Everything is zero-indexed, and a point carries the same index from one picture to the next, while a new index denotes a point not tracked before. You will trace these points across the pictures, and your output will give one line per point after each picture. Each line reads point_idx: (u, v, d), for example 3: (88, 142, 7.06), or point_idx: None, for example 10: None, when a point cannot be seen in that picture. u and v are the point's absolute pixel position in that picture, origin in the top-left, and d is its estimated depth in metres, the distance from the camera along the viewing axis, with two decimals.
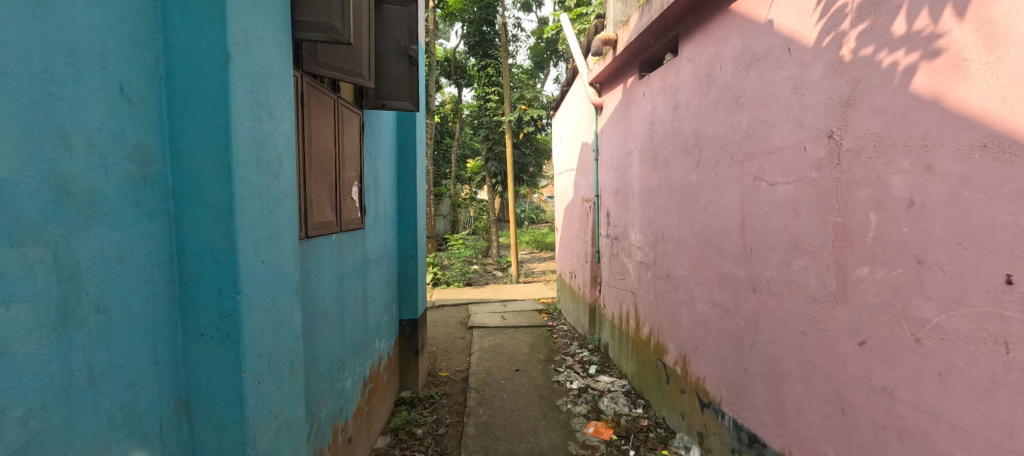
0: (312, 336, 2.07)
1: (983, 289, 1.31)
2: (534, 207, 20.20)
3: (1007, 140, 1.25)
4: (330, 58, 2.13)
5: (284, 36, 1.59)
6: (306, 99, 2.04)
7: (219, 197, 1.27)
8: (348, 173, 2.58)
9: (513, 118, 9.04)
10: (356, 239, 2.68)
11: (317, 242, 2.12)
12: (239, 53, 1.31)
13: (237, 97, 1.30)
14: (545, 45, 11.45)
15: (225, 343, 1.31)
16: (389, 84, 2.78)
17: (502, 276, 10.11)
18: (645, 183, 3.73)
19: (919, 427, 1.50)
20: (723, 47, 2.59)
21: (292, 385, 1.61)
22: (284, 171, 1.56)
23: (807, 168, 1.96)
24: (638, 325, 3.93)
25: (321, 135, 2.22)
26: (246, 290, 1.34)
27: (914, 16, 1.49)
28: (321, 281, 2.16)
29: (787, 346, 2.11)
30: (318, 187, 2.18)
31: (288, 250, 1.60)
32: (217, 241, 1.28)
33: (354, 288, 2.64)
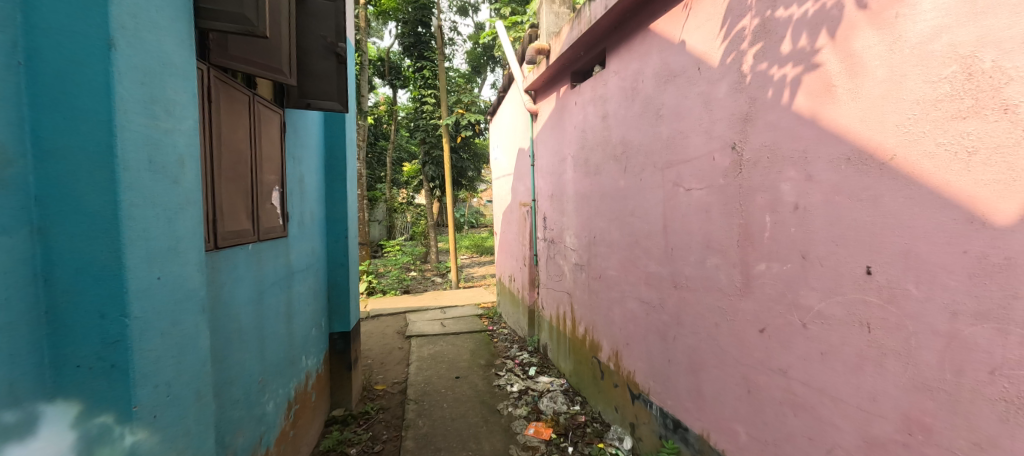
0: (224, 357, 1.91)
1: (852, 279, 1.54)
2: (473, 212, 20.18)
3: (863, 153, 1.48)
4: (244, 52, 2.01)
5: (186, 24, 1.47)
6: (215, 96, 1.90)
7: (99, 205, 1.16)
8: (266, 177, 2.43)
9: (451, 121, 8.97)
10: (277, 248, 2.53)
11: (230, 253, 1.98)
12: (127, 40, 1.20)
13: (125, 91, 1.19)
14: (482, 50, 11.55)
15: (110, 374, 1.19)
16: (314, 83, 2.66)
17: (441, 282, 9.97)
18: (578, 188, 3.90)
19: (809, 401, 1.73)
20: (645, 63, 2.80)
21: (199, 416, 1.47)
22: (186, 176, 1.44)
23: (717, 175, 2.18)
24: (575, 325, 4.08)
25: (234, 136, 2.08)
26: (136, 311, 1.22)
27: (796, 42, 1.73)
28: (235, 296, 2.01)
29: (704, 336, 2.32)
30: (230, 193, 2.04)
31: (192, 263, 1.47)
32: (98, 257, 1.16)
33: (275, 302, 2.48)
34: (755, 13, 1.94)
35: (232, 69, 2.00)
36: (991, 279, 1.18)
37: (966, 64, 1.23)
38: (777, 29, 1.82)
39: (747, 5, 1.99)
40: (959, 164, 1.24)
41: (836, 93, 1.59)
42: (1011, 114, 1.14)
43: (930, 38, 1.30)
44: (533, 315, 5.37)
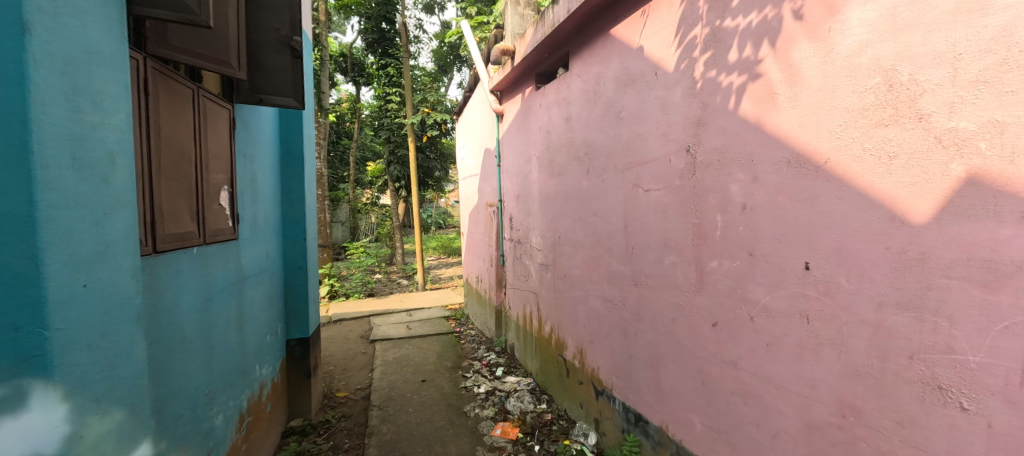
0: (163, 368, 1.80)
1: (792, 274, 1.64)
2: (440, 213, 19.96)
3: (801, 156, 1.59)
4: (186, 42, 1.91)
5: (115, 10, 1.37)
6: (152, 88, 1.79)
7: (12, 206, 1.05)
8: (213, 176, 2.31)
9: (417, 120, 8.82)
10: (226, 251, 2.41)
11: (171, 257, 1.87)
12: (44, 26, 1.11)
13: (42, 81, 1.10)
14: (448, 49, 11.47)
15: (27, 393, 1.06)
16: (265, 78, 2.56)
17: (408, 284, 9.80)
18: (543, 189, 3.95)
19: (756, 390, 1.83)
20: (606, 67, 2.87)
21: (134, 434, 1.36)
22: (118, 175, 1.34)
23: (673, 176, 2.27)
24: (541, 324, 4.12)
25: (173, 132, 1.96)
26: (57, 322, 1.12)
27: (742, 52, 1.83)
28: (177, 303, 1.91)
29: (662, 331, 2.41)
30: (169, 192, 1.92)
31: (125, 269, 1.35)
32: (11, 263, 1.05)
33: (224, 308, 2.36)
34: (706, 22, 2.04)
35: (173, 59, 1.90)
36: (910, 271, 1.28)
37: (888, 76, 1.33)
38: (725, 38, 1.92)
39: (699, 14, 2.08)
40: (882, 167, 1.34)
41: (778, 99, 1.69)
42: (925, 122, 1.24)
43: (859, 51, 1.40)
44: (499, 315, 5.38)
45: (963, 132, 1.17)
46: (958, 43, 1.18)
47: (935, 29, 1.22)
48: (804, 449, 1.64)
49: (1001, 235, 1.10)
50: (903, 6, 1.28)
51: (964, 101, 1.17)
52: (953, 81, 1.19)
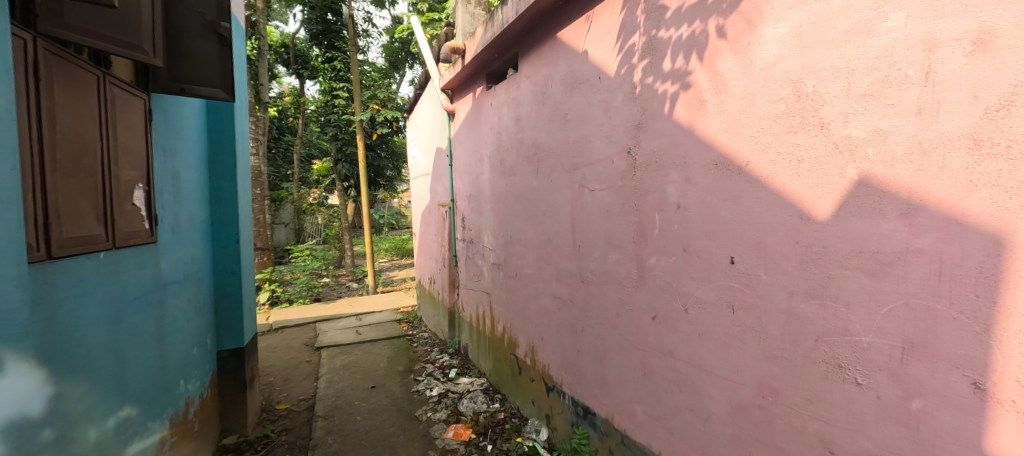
0: (67, 387, 1.63)
1: (720, 268, 1.78)
2: (393, 214, 19.47)
3: (725, 159, 1.73)
4: (90, 23, 1.74)
5: None
6: (45, 74, 1.61)
7: None
8: (125, 174, 2.12)
9: (367, 117, 8.34)
10: (141, 256, 2.22)
11: (70, 264, 1.70)
12: None
13: None
14: (400, 45, 11.19)
15: None
16: (188, 65, 2.38)
17: (358, 287, 9.46)
18: (495, 189, 3.97)
19: (691, 378, 1.96)
20: (553, 69, 2.94)
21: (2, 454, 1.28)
22: None
23: (616, 177, 2.37)
24: (493, 323, 4.14)
25: (73, 124, 1.78)
26: None
27: (676, 60, 1.95)
28: (81, 316, 1.74)
29: (608, 326, 2.51)
30: (68, 191, 1.74)
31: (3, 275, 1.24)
32: None
33: (139, 319, 2.17)
34: (643, 31, 2.15)
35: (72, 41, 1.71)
36: (816, 263, 1.42)
37: (797, 87, 1.47)
38: (660, 47, 2.04)
39: (637, 23, 2.19)
40: (792, 169, 1.48)
41: (706, 105, 1.82)
42: (826, 130, 1.38)
43: (773, 64, 1.54)
44: (453, 316, 5.34)
45: (855, 139, 1.31)
46: (851, 60, 1.31)
47: (833, 47, 1.36)
48: (732, 429, 1.77)
49: (885, 230, 1.25)
50: (809, 25, 1.42)
51: (856, 112, 1.30)
52: (847, 94, 1.32)
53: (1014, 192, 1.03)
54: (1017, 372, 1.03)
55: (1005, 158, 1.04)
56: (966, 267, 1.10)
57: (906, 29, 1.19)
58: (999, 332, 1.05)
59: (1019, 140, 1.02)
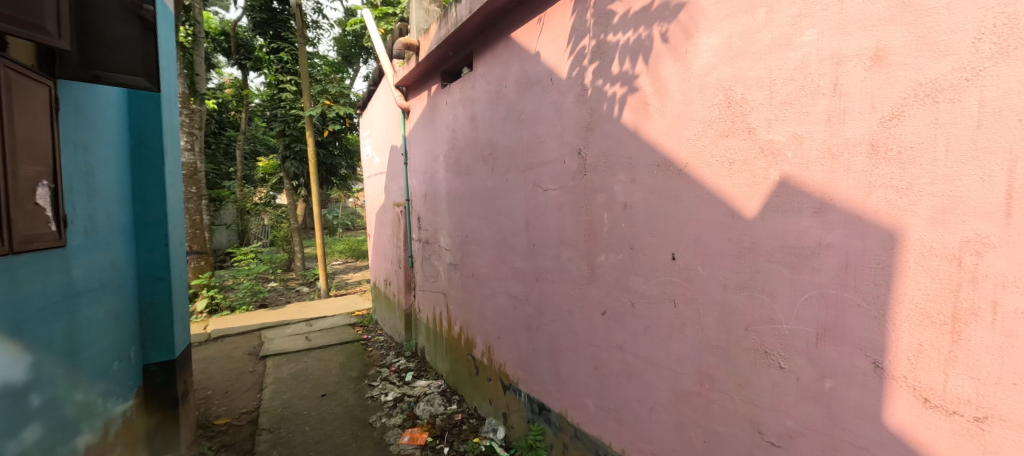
0: None
1: (663, 264, 1.87)
2: (347, 214, 18.78)
3: (667, 161, 1.82)
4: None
5: None
6: None
7: None
8: (24, 169, 1.89)
9: (319, 113, 7.92)
10: (44, 263, 2.01)
11: None
12: None
13: None
14: (352, 38, 10.82)
15: None
16: (104, 51, 2.18)
17: (309, 291, 9.05)
18: (450, 188, 3.94)
19: (638, 369, 2.04)
20: (507, 69, 2.96)
21: None
22: None
23: (568, 176, 2.42)
24: (450, 324, 4.11)
25: None
26: None
27: (623, 64, 2.03)
28: None
29: (561, 323, 2.57)
30: None
31: None
32: None
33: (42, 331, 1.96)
34: (593, 35, 2.21)
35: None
36: (746, 257, 1.53)
37: (727, 95, 1.58)
38: (608, 51, 2.11)
39: (587, 27, 2.25)
40: (725, 170, 1.59)
41: (650, 109, 1.90)
42: (753, 135, 1.49)
43: (707, 71, 1.65)
44: (409, 319, 5.23)
45: (777, 143, 1.42)
46: (773, 71, 1.43)
47: (759, 58, 1.47)
48: (675, 417, 1.87)
49: (802, 226, 1.36)
50: (737, 37, 1.53)
51: (778, 118, 1.42)
52: (770, 102, 1.44)
53: (905, 193, 1.15)
54: (908, 350, 1.16)
55: (897, 162, 1.16)
56: (867, 259, 1.22)
57: (818, 44, 1.31)
58: (894, 316, 1.18)
59: (908, 147, 1.14)
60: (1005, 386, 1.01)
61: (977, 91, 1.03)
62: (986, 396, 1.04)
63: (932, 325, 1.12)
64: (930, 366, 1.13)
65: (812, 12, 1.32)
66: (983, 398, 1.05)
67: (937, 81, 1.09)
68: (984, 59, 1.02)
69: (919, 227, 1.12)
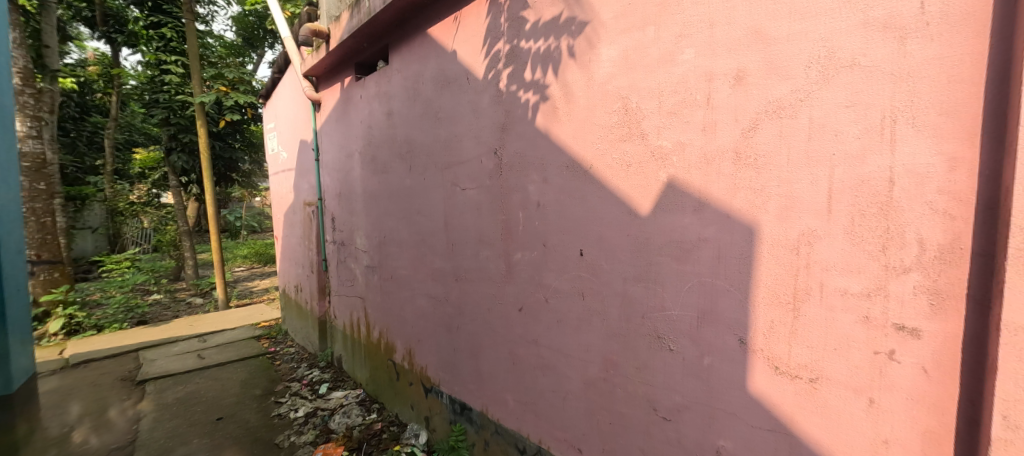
0: None
1: (572, 260, 1.98)
2: (252, 213, 17.07)
3: (575, 163, 1.93)
4: None
5: None
6: None
7: None
8: None
9: (212, 99, 7.07)
10: None
11: None
12: None
13: None
14: (255, 19, 9.83)
15: None
16: None
17: (204, 303, 8.09)
18: (366, 186, 3.77)
19: (552, 362, 2.14)
20: (424, 65, 2.91)
21: None
22: None
23: (485, 176, 2.45)
24: (369, 330, 3.94)
25: None
26: None
27: (535, 72, 2.11)
28: None
29: (480, 321, 2.60)
30: None
31: None
32: None
33: None
34: (507, 39, 2.26)
35: None
36: (643, 252, 1.67)
37: (624, 103, 1.72)
38: (521, 56, 2.18)
39: (501, 30, 2.30)
40: (623, 172, 1.73)
41: (559, 113, 2.00)
42: (646, 140, 1.64)
43: (608, 80, 1.78)
44: (323, 327, 4.91)
45: (665, 148, 1.58)
46: (661, 83, 1.58)
47: (650, 71, 1.62)
48: (585, 403, 1.99)
49: (685, 223, 1.53)
50: (632, 51, 1.67)
51: (665, 126, 1.58)
52: (660, 111, 1.59)
53: (759, 194, 1.35)
54: (764, 326, 1.36)
55: (753, 168, 1.36)
56: (735, 251, 1.41)
57: (695, 61, 1.48)
58: (754, 298, 1.38)
59: (762, 155, 1.33)
60: (830, 350, 1.24)
61: (808, 110, 1.24)
62: (817, 360, 1.26)
63: (780, 305, 1.32)
64: (779, 338, 1.33)
65: (690, 34, 1.49)
66: (816, 362, 1.27)
67: (781, 100, 1.29)
68: (812, 84, 1.23)
69: (770, 223, 1.33)
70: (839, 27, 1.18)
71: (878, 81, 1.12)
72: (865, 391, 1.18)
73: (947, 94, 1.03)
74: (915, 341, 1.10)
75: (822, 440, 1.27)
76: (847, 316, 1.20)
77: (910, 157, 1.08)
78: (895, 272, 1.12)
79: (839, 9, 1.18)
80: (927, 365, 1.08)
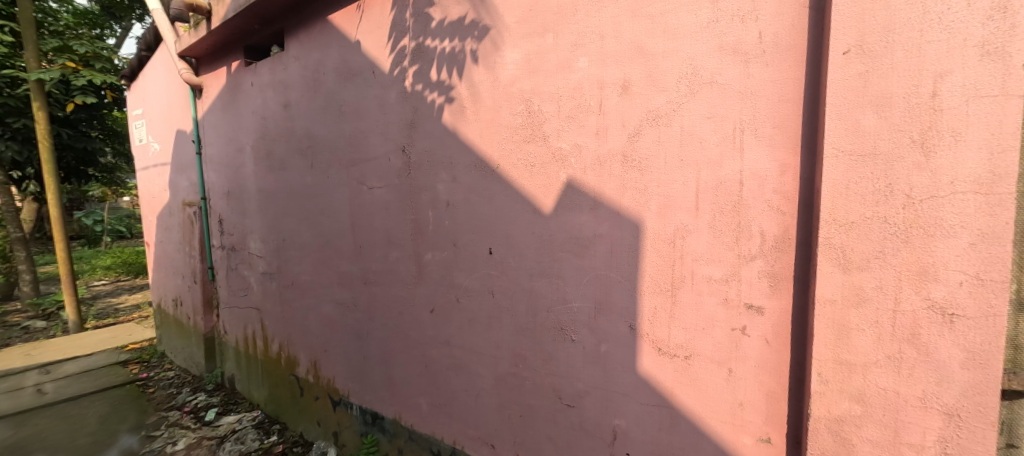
0: None
1: (481, 259, 2.00)
2: (116, 215, 14.55)
3: (482, 162, 1.95)
4: None
5: None
6: None
7: None
8: None
9: (57, 77, 5.89)
10: None
11: None
12: None
13: None
14: None
15: None
16: None
17: (49, 327, 6.71)
18: (260, 183, 3.43)
19: (464, 361, 2.15)
20: (325, 55, 2.73)
21: None
22: None
23: (393, 174, 2.38)
24: (267, 344, 3.59)
25: None
26: None
27: (441, 71, 2.09)
28: None
29: (391, 326, 2.51)
30: None
31: None
32: None
33: None
34: (413, 35, 2.22)
35: None
36: (547, 248, 1.75)
37: (527, 106, 1.79)
38: (427, 53, 2.15)
39: (406, 26, 2.24)
40: (527, 172, 1.80)
41: (466, 112, 2.01)
42: (547, 142, 1.72)
43: (511, 82, 1.83)
44: (211, 344, 4.36)
45: (564, 150, 1.68)
46: (560, 88, 1.68)
47: (549, 77, 1.70)
48: (496, 399, 2.03)
49: (583, 220, 1.64)
50: (533, 55, 1.75)
51: (564, 129, 1.67)
52: (558, 115, 1.69)
53: (643, 193, 1.49)
54: (648, 313, 1.51)
55: (638, 170, 1.50)
56: (625, 246, 1.54)
57: (589, 70, 1.60)
58: (641, 287, 1.52)
59: (645, 158, 1.48)
60: (699, 330, 1.41)
61: (679, 119, 1.40)
62: (691, 339, 1.43)
63: (661, 293, 1.48)
64: (661, 322, 1.49)
65: (584, 44, 1.60)
66: (689, 341, 1.44)
67: (658, 109, 1.44)
68: (682, 96, 1.39)
69: (652, 220, 1.48)
70: (700, 48, 1.35)
71: (730, 97, 1.31)
72: (726, 363, 1.38)
73: (778, 111, 1.25)
74: (760, 316, 1.31)
75: (696, 410, 1.44)
76: (711, 299, 1.38)
77: (754, 163, 1.29)
78: (745, 260, 1.32)
79: (700, 32, 1.35)
80: (769, 336, 1.30)
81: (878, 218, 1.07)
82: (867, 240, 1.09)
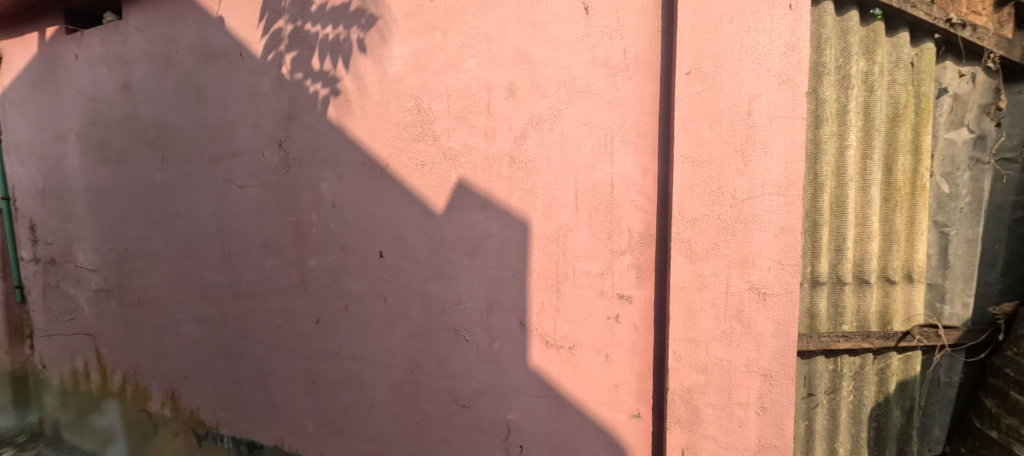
0: None
1: (371, 262, 1.91)
2: None
3: (371, 160, 1.86)
4: None
5: None
6: None
7: None
8: None
9: None
10: None
11: None
12: None
13: None
14: None
15: None
16: None
17: None
18: (91, 180, 2.83)
19: (355, 373, 2.02)
20: (178, 29, 2.35)
21: None
22: None
23: (267, 172, 2.14)
24: (105, 377, 2.98)
25: None
26: None
27: (323, 60, 1.95)
28: None
29: (269, 341, 2.26)
30: None
31: None
32: None
33: None
34: (289, 18, 2.03)
35: None
36: (439, 249, 1.74)
37: (416, 103, 1.75)
38: (307, 40, 1.98)
39: (282, 6, 2.04)
40: (418, 171, 1.76)
41: (351, 107, 1.90)
42: (437, 142, 1.71)
43: (399, 78, 1.78)
44: (20, 385, 3.46)
45: (454, 150, 1.68)
46: (449, 87, 1.68)
47: (438, 75, 1.69)
48: (391, 409, 1.95)
49: (475, 220, 1.66)
50: (422, 52, 1.72)
51: (454, 129, 1.68)
52: (448, 115, 1.68)
53: (529, 194, 1.56)
54: (536, 307, 1.59)
55: (524, 171, 1.56)
56: (515, 244, 1.60)
57: (476, 71, 1.62)
58: (530, 283, 1.59)
59: (529, 160, 1.55)
60: (580, 321, 1.53)
61: (559, 123, 1.50)
62: (573, 330, 1.54)
63: (547, 288, 1.56)
64: (547, 316, 1.57)
65: (471, 45, 1.62)
66: (572, 332, 1.54)
67: (541, 114, 1.52)
68: (561, 103, 1.49)
69: (538, 219, 1.55)
70: (576, 59, 1.47)
71: (602, 106, 1.45)
72: (603, 349, 1.51)
73: (640, 122, 1.41)
74: (630, 305, 1.47)
75: (579, 395, 1.56)
76: (590, 291, 1.51)
77: (623, 167, 1.44)
78: (617, 254, 1.46)
79: (575, 44, 1.47)
80: (637, 323, 1.47)
81: (715, 216, 1.27)
82: (708, 234, 1.28)
